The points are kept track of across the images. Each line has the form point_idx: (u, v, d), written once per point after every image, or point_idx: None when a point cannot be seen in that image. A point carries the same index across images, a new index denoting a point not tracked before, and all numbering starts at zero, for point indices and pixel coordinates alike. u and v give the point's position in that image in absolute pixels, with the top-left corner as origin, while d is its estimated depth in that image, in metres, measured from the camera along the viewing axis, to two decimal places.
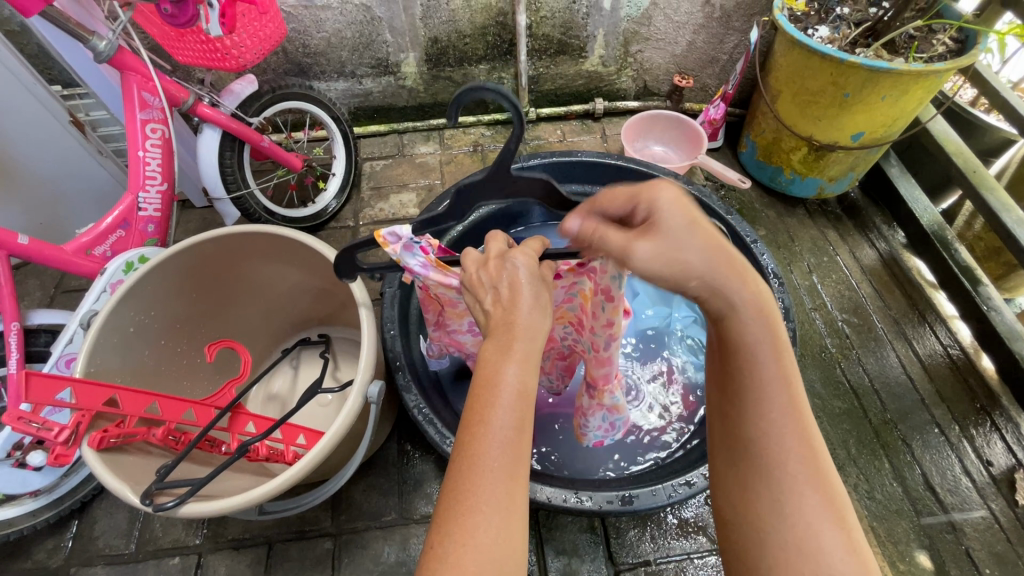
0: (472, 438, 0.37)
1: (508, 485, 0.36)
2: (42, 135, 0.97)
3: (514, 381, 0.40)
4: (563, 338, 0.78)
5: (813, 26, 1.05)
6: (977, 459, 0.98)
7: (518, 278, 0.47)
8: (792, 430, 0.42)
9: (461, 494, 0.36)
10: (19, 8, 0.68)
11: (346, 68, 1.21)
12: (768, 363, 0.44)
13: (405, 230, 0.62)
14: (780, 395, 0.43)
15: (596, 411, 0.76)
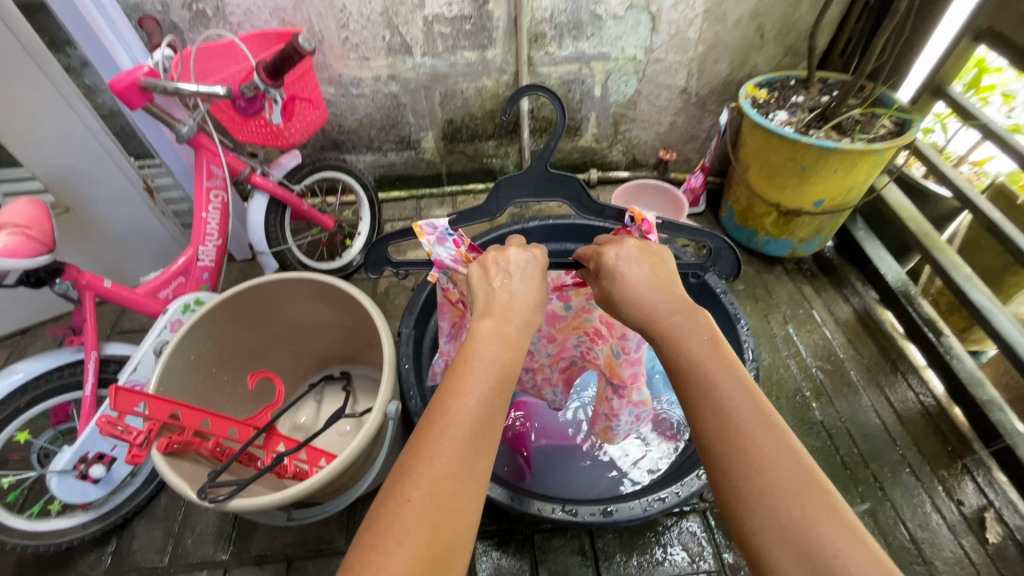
0: (457, 383, 0.48)
1: (486, 414, 0.47)
2: (119, 198, 1.15)
3: (499, 351, 0.52)
4: (576, 347, 0.92)
5: (772, 112, 1.24)
6: (949, 498, 1.04)
7: (522, 279, 0.61)
8: (748, 420, 0.45)
9: (436, 415, 0.46)
10: (128, 103, 0.87)
11: (374, 143, 1.41)
12: (713, 368, 0.49)
13: (440, 224, 0.76)
14: (733, 393, 0.47)
15: (625, 408, 0.87)
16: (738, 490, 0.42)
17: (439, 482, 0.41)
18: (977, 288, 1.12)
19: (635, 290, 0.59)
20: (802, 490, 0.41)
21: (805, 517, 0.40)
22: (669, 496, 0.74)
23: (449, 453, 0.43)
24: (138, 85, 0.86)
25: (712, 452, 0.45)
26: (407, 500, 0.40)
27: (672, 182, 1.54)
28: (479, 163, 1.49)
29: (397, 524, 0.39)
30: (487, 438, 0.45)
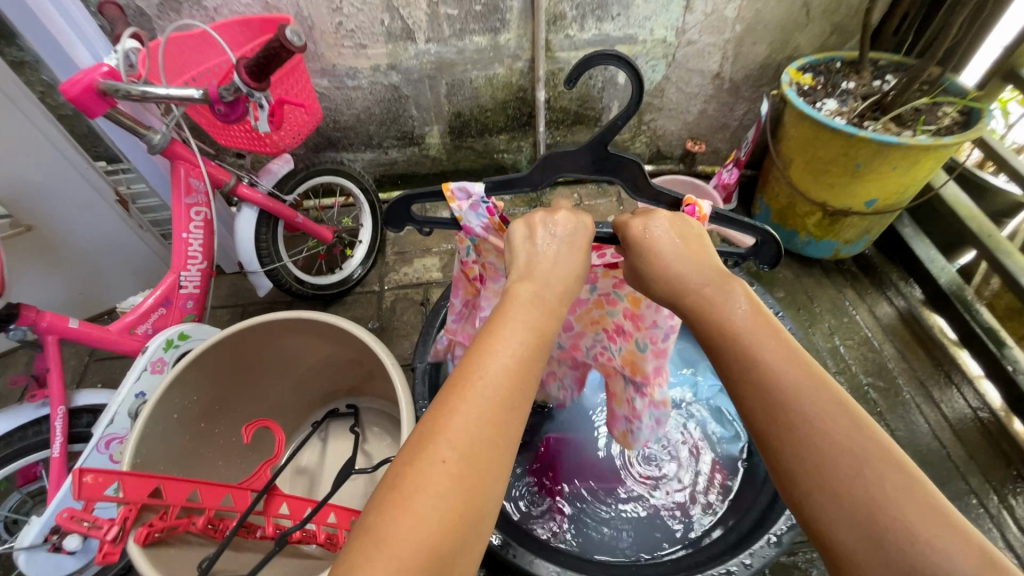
0: (486, 341, 0.44)
1: (509, 394, 0.42)
2: (89, 212, 1.02)
3: (536, 313, 0.48)
4: (589, 348, 0.79)
5: (820, 99, 1.11)
6: (1018, 531, 0.96)
7: (559, 249, 0.54)
8: (795, 378, 0.41)
9: (469, 370, 0.42)
10: (86, 111, 0.73)
11: (373, 140, 1.27)
12: (750, 331, 0.44)
13: (473, 189, 0.66)
14: (772, 354, 0.43)
15: (647, 414, 0.76)
16: (787, 457, 0.39)
17: (473, 440, 0.39)
18: None
19: (666, 266, 0.51)
20: (856, 448, 0.37)
21: (860, 476, 0.36)
22: (737, 569, 0.67)
23: (483, 409, 0.40)
24: (95, 89, 0.72)
25: (756, 417, 0.42)
26: (443, 459, 0.37)
27: (700, 175, 1.41)
28: (489, 158, 1.36)
29: (430, 481, 0.36)
30: (522, 395, 0.42)
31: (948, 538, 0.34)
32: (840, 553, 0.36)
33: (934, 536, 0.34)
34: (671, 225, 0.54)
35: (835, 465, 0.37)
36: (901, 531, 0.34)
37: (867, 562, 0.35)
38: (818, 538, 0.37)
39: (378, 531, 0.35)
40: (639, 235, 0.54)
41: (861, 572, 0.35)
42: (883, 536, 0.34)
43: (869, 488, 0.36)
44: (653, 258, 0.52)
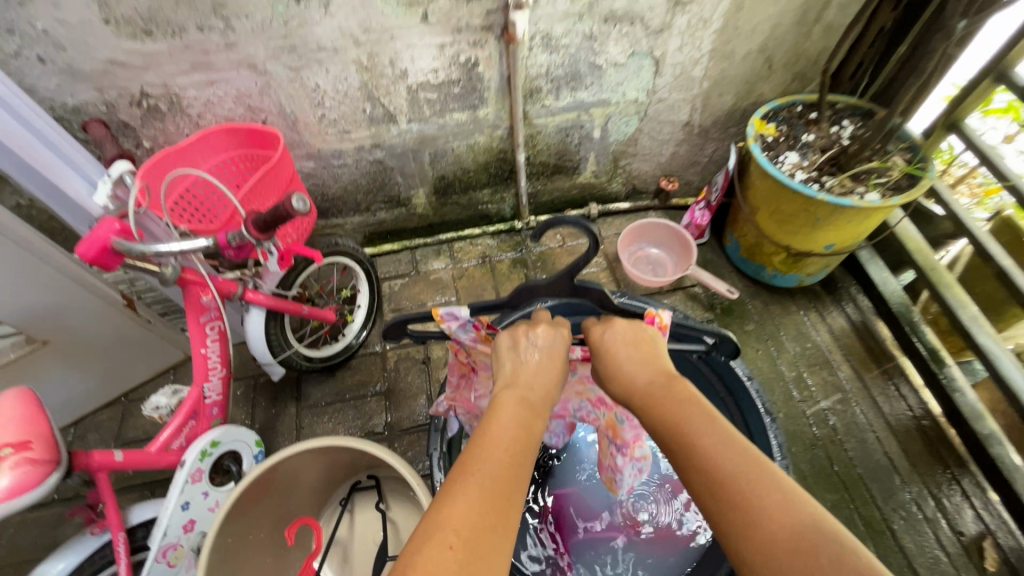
0: (483, 437, 0.51)
1: (504, 475, 0.47)
2: (102, 320, 1.07)
3: (525, 412, 0.56)
4: (576, 409, 0.94)
5: (783, 153, 1.18)
6: (950, 530, 1.14)
7: (538, 355, 0.65)
8: (694, 421, 0.52)
9: (471, 461, 0.47)
10: (102, 265, 0.77)
11: (361, 205, 1.31)
12: (674, 396, 0.57)
13: (460, 312, 0.76)
14: (685, 409, 0.55)
15: (628, 464, 0.85)
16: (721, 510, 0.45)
17: (478, 511, 0.42)
18: (982, 329, 1.17)
19: (617, 373, 0.65)
20: (745, 466, 0.47)
21: (745, 485, 0.45)
22: None
23: (485, 486, 0.45)
24: (109, 246, 0.76)
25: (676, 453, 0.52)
26: (451, 538, 0.40)
27: (675, 209, 1.49)
28: (475, 209, 1.41)
29: (439, 544, 0.39)
30: (518, 475, 0.48)
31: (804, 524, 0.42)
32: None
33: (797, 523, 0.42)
34: (628, 334, 0.69)
35: (728, 482, 0.46)
36: (772, 520, 0.43)
37: None
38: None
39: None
40: (599, 344, 0.70)
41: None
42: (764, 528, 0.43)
43: (754, 494, 0.45)
44: (610, 359, 0.67)
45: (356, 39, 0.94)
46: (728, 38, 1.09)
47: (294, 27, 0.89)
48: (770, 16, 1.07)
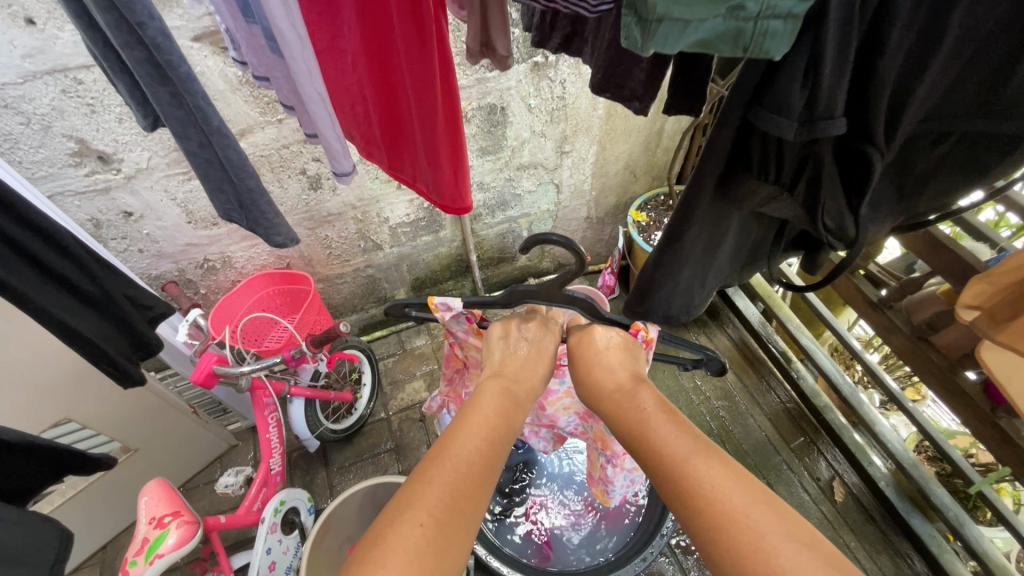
0: (461, 436, 0.61)
1: (478, 469, 0.57)
2: (181, 429, 1.40)
3: (505, 404, 0.70)
4: (567, 423, 1.11)
5: (652, 233, 1.70)
6: (811, 477, 1.61)
7: (524, 348, 0.82)
8: (687, 459, 0.54)
9: (449, 448, 0.59)
10: (205, 385, 1.14)
11: (357, 306, 1.72)
12: (655, 428, 0.59)
13: (455, 305, 0.79)
14: (668, 437, 0.58)
15: (619, 474, 1.02)
16: (689, 502, 0.51)
17: (448, 500, 0.53)
18: (804, 334, 1.73)
19: (597, 387, 0.72)
20: (743, 499, 0.49)
21: (742, 521, 0.47)
22: (648, 555, 1.18)
23: (454, 481, 0.55)
24: (211, 371, 1.13)
25: (666, 489, 0.53)
26: (420, 521, 0.50)
27: (592, 274, 1.99)
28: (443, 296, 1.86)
29: (405, 527, 0.49)
30: (485, 476, 0.57)
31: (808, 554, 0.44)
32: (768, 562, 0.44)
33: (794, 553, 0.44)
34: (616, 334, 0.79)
35: (729, 520, 0.47)
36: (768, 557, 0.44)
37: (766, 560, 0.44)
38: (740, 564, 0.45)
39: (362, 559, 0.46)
40: (580, 348, 0.80)
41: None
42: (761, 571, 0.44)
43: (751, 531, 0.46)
44: (588, 360, 0.77)
45: (353, 204, 1.38)
46: (602, 165, 1.62)
47: (312, 205, 1.33)
48: (626, 149, 1.60)
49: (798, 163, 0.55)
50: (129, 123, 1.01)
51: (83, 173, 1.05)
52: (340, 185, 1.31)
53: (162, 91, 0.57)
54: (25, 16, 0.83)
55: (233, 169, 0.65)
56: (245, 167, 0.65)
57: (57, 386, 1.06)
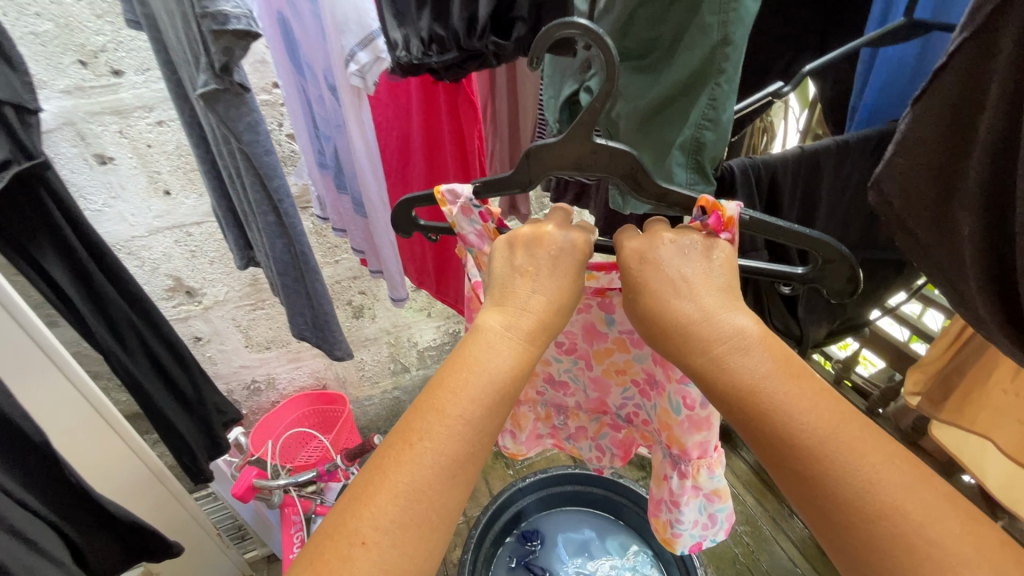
0: (429, 419, 0.42)
1: (451, 466, 0.41)
2: (204, 553, 1.40)
3: (500, 361, 0.45)
4: (620, 404, 0.75)
5: None
6: None
7: (535, 272, 0.50)
8: (841, 454, 0.37)
9: (410, 435, 0.42)
10: (241, 498, 1.21)
11: (380, 427, 1.81)
12: (781, 402, 0.39)
13: (465, 189, 0.53)
14: (808, 418, 0.39)
15: (689, 499, 0.64)
16: (840, 521, 0.37)
17: (407, 518, 0.39)
18: None
19: (668, 317, 0.44)
20: (936, 515, 0.35)
21: (938, 551, 0.34)
22: None
23: (416, 493, 0.40)
24: (250, 485, 1.21)
25: (804, 489, 0.38)
26: (363, 541, 0.38)
27: None
28: None
29: (346, 564, 0.37)
30: (464, 468, 0.42)
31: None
32: None
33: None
34: (700, 255, 0.46)
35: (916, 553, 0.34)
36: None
37: None
38: None
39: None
40: (651, 259, 0.46)
41: None
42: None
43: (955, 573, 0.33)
44: (661, 284, 0.45)
45: (387, 330, 1.56)
46: None
47: (352, 331, 1.51)
48: None
49: (745, 283, 0.73)
50: (217, 263, 1.24)
51: (171, 304, 1.25)
52: (379, 313, 1.51)
53: (277, 240, 0.80)
54: (164, 188, 1.10)
55: (317, 297, 0.85)
56: (326, 296, 0.86)
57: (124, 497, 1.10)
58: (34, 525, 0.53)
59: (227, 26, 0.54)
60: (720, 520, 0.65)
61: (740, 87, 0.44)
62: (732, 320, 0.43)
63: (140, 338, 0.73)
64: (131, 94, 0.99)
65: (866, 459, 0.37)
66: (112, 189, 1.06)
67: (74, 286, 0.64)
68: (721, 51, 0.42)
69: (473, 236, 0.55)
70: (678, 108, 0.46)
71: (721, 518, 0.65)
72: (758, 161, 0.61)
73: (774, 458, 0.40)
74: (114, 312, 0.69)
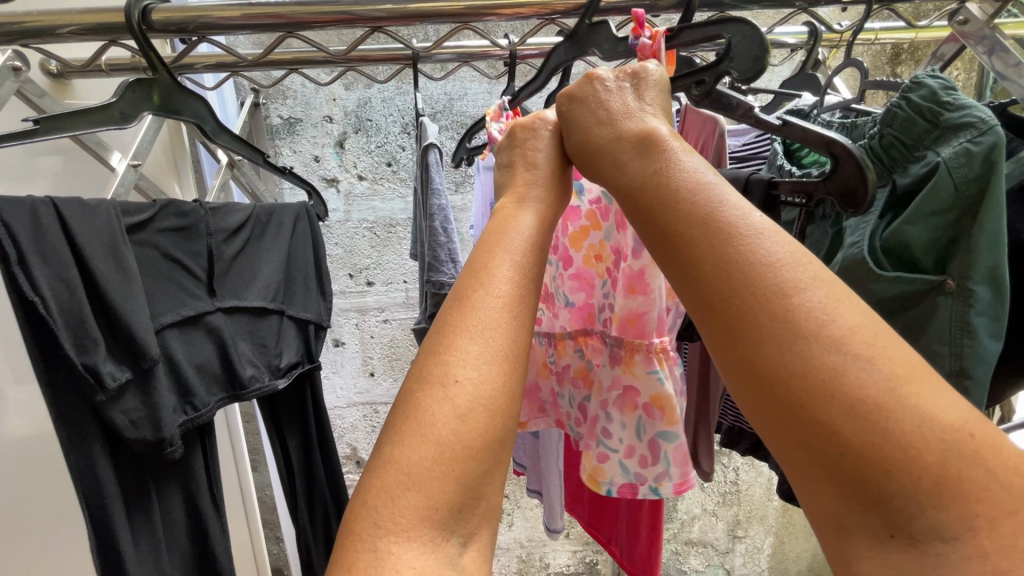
0: (478, 275, 0.36)
1: (506, 308, 0.35)
2: None
3: (524, 220, 0.41)
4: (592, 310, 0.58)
5: None
6: None
7: (536, 145, 0.46)
8: (725, 239, 0.31)
9: (468, 294, 0.35)
10: None
11: None
12: (683, 185, 0.34)
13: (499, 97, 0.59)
14: (702, 205, 0.33)
15: (628, 410, 0.51)
16: (763, 324, 0.29)
17: (491, 362, 0.33)
18: None
19: (580, 140, 0.43)
20: (834, 308, 0.28)
21: (854, 358, 0.27)
22: None
23: (492, 331, 0.34)
24: None
25: (724, 293, 0.30)
26: (455, 380, 0.31)
27: None
28: None
29: (446, 406, 0.30)
30: (526, 315, 0.36)
31: (946, 402, 0.26)
32: (878, 435, 0.25)
33: (924, 403, 0.26)
34: (618, 75, 0.43)
35: (821, 345, 0.27)
36: (868, 403, 0.26)
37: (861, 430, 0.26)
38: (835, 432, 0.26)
39: (397, 448, 0.30)
40: (580, 100, 0.43)
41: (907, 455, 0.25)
42: (851, 431, 0.26)
43: (841, 353, 0.27)
44: (579, 107, 0.43)
45: (522, 543, 1.43)
46: (780, 559, 1.50)
47: None
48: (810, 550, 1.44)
49: None
50: None
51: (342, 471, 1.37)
52: (517, 522, 1.41)
53: None
54: (371, 370, 1.31)
55: None
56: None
57: None
58: None
59: (441, 290, 0.68)
60: (664, 455, 0.49)
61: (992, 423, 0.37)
62: (651, 125, 0.39)
63: (326, 516, 0.78)
64: (374, 299, 1.26)
65: (781, 250, 0.30)
66: (334, 365, 1.30)
67: (299, 462, 0.75)
68: (957, 381, 0.38)
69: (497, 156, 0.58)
70: None
71: (668, 455, 0.50)
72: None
73: (678, 257, 0.33)
74: (316, 489, 0.77)
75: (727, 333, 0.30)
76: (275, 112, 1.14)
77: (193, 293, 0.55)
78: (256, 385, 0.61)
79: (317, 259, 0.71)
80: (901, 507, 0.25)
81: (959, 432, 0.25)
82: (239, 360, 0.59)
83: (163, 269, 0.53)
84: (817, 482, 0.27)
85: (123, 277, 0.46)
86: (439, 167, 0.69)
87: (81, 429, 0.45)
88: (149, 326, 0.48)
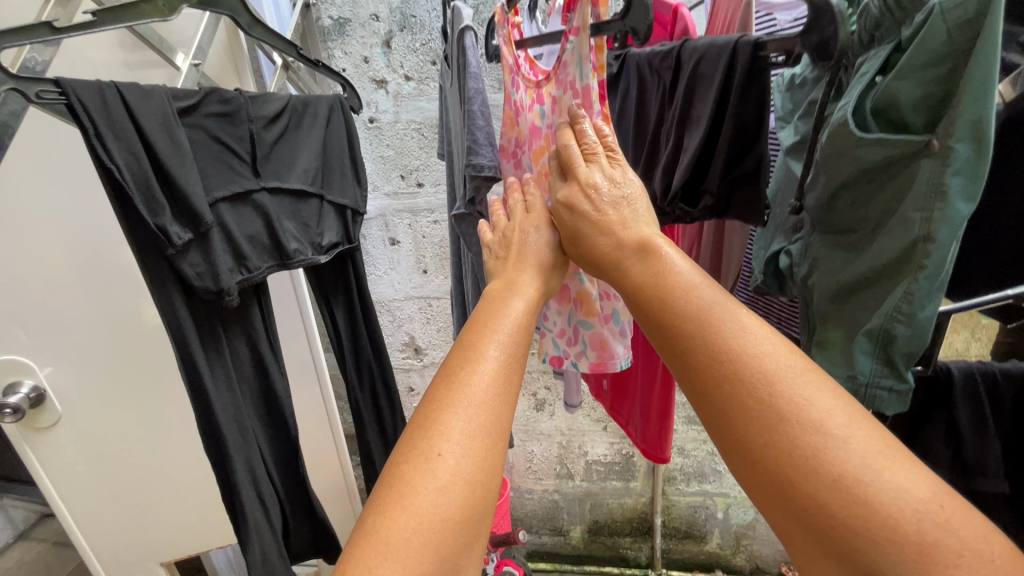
0: (467, 353, 0.45)
1: (496, 386, 0.43)
2: None
3: (512, 308, 0.49)
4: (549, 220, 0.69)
5: None
6: None
7: (528, 244, 0.57)
8: (724, 334, 0.39)
9: (456, 372, 0.44)
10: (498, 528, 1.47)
11: (533, 527, 1.72)
12: (698, 284, 0.43)
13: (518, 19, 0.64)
14: (706, 301, 0.41)
15: (560, 300, 0.70)
16: (757, 412, 0.36)
17: (473, 439, 0.41)
18: None
19: (581, 240, 0.51)
20: (814, 395, 0.36)
21: (836, 439, 0.34)
22: None
23: (477, 409, 0.42)
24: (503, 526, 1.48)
25: (724, 384, 0.38)
26: (438, 455, 0.39)
27: None
28: (618, 551, 1.70)
29: (431, 480, 0.38)
30: (512, 389, 0.44)
31: (921, 480, 0.33)
32: (858, 509, 0.32)
33: (898, 478, 0.33)
34: (610, 187, 0.51)
35: (808, 425, 0.35)
36: (849, 477, 0.33)
37: (840, 503, 0.33)
38: (822, 505, 0.33)
39: (380, 522, 0.37)
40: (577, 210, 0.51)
41: (889, 518, 0.31)
42: (838, 503, 0.33)
43: (827, 433, 0.34)
44: (581, 220, 0.51)
45: (562, 431, 1.55)
46: None
47: (529, 421, 1.55)
48: None
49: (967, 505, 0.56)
50: (442, 333, 1.49)
51: (402, 357, 1.54)
52: (558, 412, 1.52)
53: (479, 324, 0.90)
54: (423, 268, 1.42)
55: None
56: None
57: (328, 500, 1.35)
58: (272, 495, 0.74)
59: (481, 173, 0.69)
60: (582, 337, 0.68)
61: (945, 288, 0.37)
62: (646, 232, 0.47)
63: (372, 377, 0.92)
64: (424, 200, 1.34)
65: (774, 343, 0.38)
66: (392, 263, 1.42)
67: (346, 329, 0.87)
68: (922, 247, 0.37)
69: (499, 212, 0.64)
70: (872, 295, 0.42)
71: (586, 338, 0.68)
72: (985, 366, 0.53)
73: (684, 351, 0.41)
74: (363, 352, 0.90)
75: (729, 418, 0.38)
76: (326, 13, 1.18)
77: (240, 173, 0.64)
78: (301, 258, 0.70)
79: (352, 150, 0.78)
80: (885, 570, 0.32)
81: (935, 506, 0.32)
82: (283, 233, 0.68)
83: (213, 150, 0.61)
84: (817, 540, 0.35)
85: (177, 151, 0.55)
86: (475, 51, 0.70)
87: (159, 274, 0.56)
88: (202, 195, 0.57)
